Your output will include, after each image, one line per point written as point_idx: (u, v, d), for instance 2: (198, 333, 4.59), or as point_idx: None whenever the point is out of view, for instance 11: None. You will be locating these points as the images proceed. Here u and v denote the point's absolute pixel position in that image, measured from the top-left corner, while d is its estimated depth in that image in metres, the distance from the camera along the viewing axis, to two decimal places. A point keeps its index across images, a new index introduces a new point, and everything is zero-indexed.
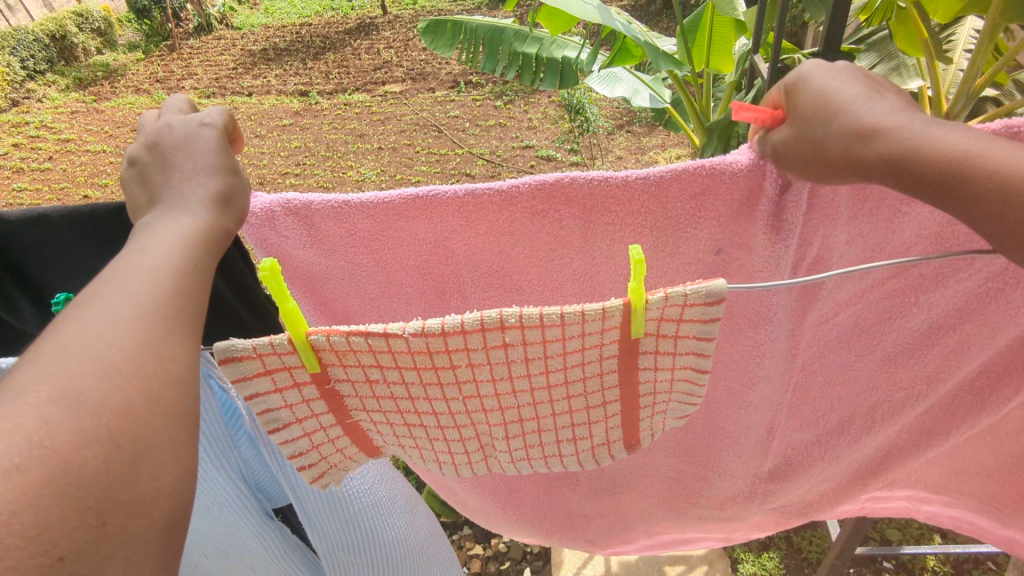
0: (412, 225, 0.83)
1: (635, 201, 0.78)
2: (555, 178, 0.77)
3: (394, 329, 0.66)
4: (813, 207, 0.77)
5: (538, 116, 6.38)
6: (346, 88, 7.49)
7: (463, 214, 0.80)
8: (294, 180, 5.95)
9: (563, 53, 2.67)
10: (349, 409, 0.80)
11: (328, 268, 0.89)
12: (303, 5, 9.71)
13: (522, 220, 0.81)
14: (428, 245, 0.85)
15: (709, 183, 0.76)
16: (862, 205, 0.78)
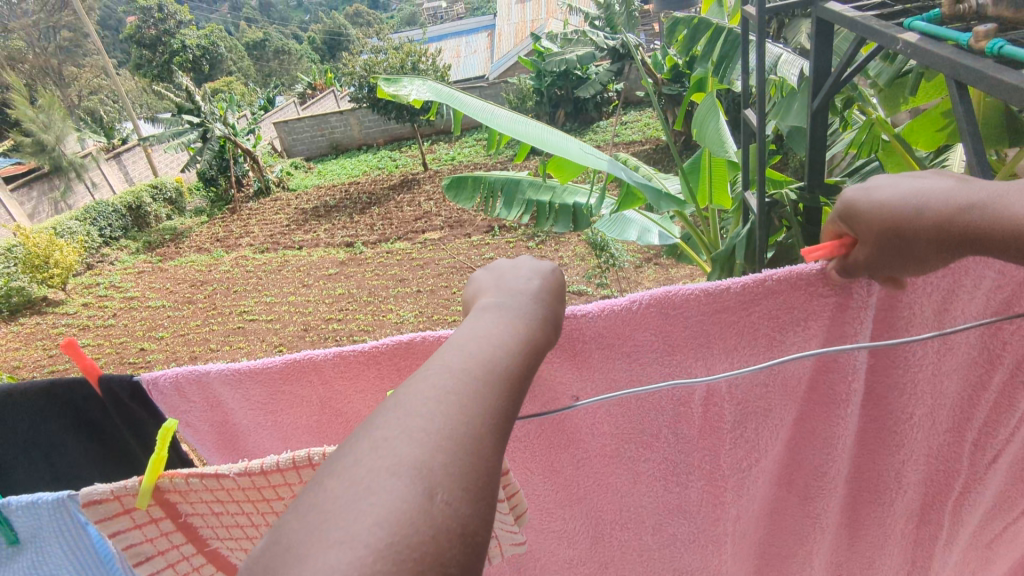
0: (297, 388, 0.88)
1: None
2: (408, 337, 0.82)
3: (221, 470, 0.69)
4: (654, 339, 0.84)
5: (568, 254, 6.61)
6: (389, 237, 7.98)
7: (339, 372, 0.86)
8: (337, 325, 6.21)
9: (575, 199, 2.87)
10: (204, 538, 0.77)
11: (246, 425, 0.94)
12: (352, 166, 10.69)
13: (395, 378, 0.85)
14: (318, 404, 0.91)
15: None
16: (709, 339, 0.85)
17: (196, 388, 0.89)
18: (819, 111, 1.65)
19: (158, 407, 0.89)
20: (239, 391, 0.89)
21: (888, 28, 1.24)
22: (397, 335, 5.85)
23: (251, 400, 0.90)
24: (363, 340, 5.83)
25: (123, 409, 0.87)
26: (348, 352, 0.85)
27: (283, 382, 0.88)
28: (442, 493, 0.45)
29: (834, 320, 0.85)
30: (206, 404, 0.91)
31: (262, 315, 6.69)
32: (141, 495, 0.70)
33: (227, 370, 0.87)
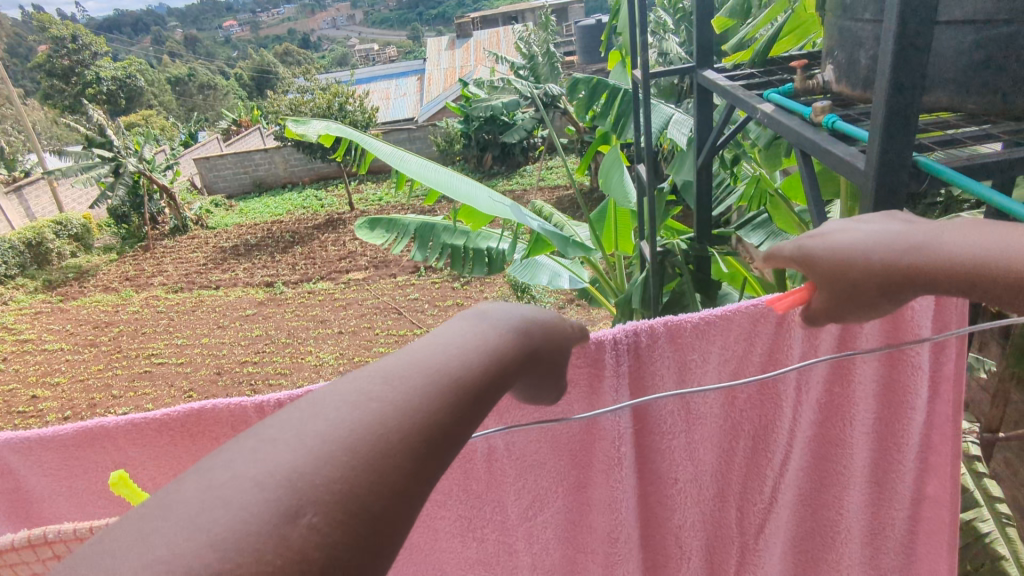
0: (144, 447, 0.90)
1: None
2: (252, 401, 0.86)
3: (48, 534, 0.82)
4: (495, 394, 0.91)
5: (493, 295, 6.68)
6: (312, 277, 7.83)
7: (185, 432, 0.89)
8: (252, 368, 5.98)
9: (488, 244, 2.91)
10: None
11: (92, 482, 0.94)
12: (276, 204, 10.46)
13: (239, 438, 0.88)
14: (165, 463, 0.91)
15: None
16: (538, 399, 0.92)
17: (46, 446, 0.91)
18: (704, 168, 1.78)
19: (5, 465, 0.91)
20: (87, 450, 0.91)
21: (751, 96, 1.36)
22: (316, 378, 5.69)
23: (99, 457, 0.92)
24: (279, 384, 5.64)
25: None
26: (197, 410, 0.89)
27: (130, 442, 0.90)
28: (310, 515, 0.45)
29: (588, 387, 0.93)
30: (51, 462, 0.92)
31: (172, 358, 6.35)
32: (56, 546, 0.82)
33: (76, 431, 0.90)
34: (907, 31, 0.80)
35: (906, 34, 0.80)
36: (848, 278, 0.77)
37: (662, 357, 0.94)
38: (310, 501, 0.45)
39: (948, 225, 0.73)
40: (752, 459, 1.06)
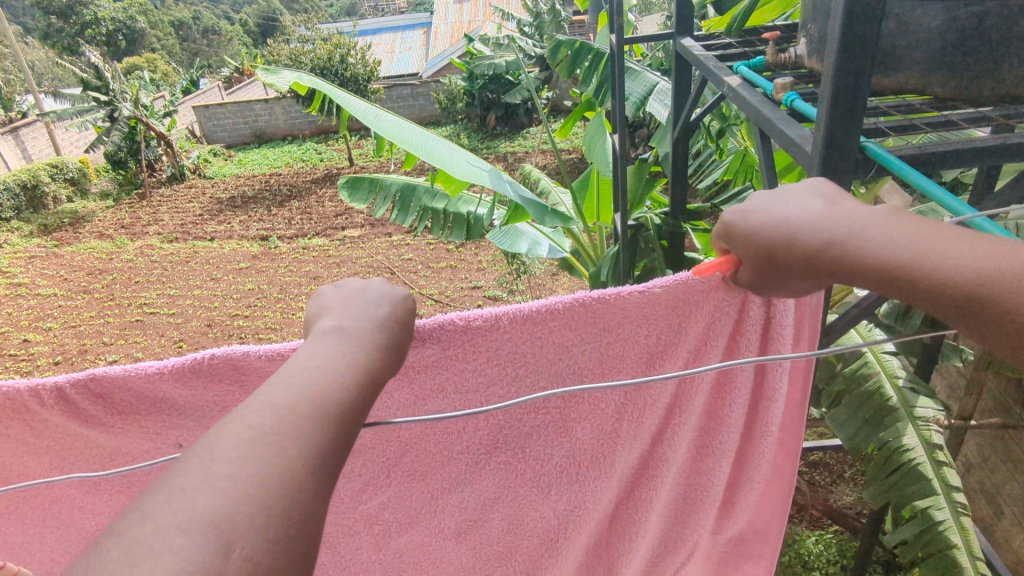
0: (40, 412, 0.84)
1: (205, 378, 0.81)
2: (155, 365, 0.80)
3: None
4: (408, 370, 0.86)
5: (487, 258, 6.63)
6: (307, 233, 7.76)
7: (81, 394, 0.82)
8: (242, 322, 5.96)
9: (468, 208, 2.86)
10: None
11: None
12: (275, 157, 10.33)
13: (143, 399, 0.83)
14: (65, 428, 0.86)
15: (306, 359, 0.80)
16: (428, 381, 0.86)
17: None
18: (679, 141, 1.71)
19: None
20: None
21: (720, 68, 1.29)
22: (305, 335, 5.67)
23: None
24: (268, 339, 5.62)
25: None
26: (32, 386, 0.82)
27: (25, 406, 0.84)
28: (242, 548, 0.45)
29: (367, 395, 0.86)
30: None
31: (164, 308, 6.34)
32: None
33: None
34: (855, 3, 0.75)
35: (855, 6, 0.75)
36: (776, 251, 0.72)
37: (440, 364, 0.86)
38: (251, 550, 0.46)
39: (883, 217, 0.68)
40: (571, 464, 1.00)
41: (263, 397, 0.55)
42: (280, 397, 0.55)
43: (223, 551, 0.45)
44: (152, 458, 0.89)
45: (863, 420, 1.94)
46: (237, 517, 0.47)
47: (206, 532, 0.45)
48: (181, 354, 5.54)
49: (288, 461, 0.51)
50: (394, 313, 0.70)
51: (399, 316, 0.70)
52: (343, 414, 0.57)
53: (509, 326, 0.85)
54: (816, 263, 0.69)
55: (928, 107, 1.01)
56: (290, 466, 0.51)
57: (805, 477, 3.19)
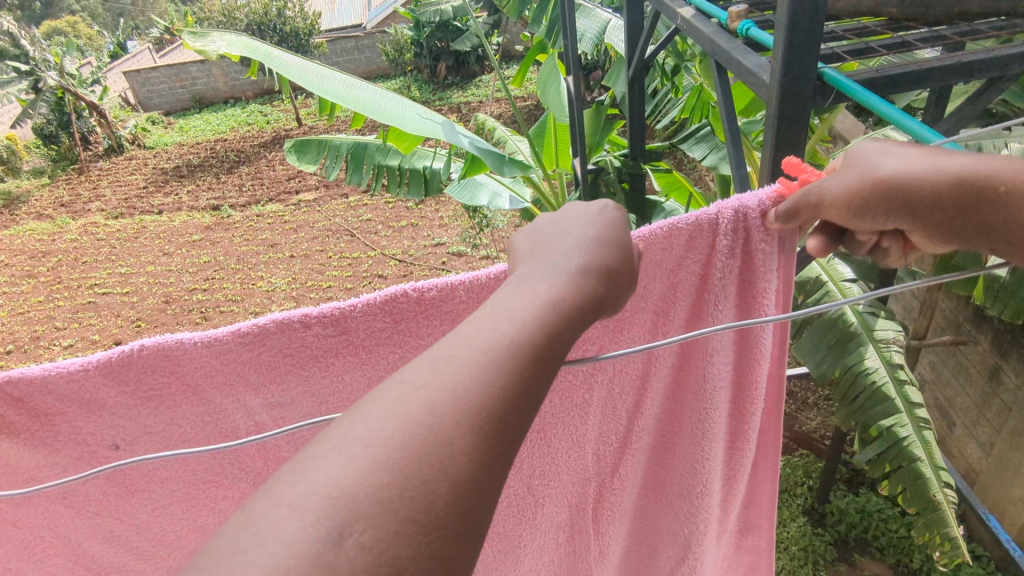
0: None
1: (140, 370, 0.74)
2: (84, 363, 0.73)
3: None
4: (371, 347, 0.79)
5: (448, 214, 6.53)
6: (260, 199, 7.49)
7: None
8: (201, 296, 5.79)
9: (424, 163, 2.79)
10: None
11: None
12: (218, 121, 9.87)
13: (75, 398, 0.75)
14: None
15: (256, 336, 0.74)
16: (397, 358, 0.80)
17: None
18: (635, 79, 1.66)
19: None
20: None
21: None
22: (269, 304, 5.54)
23: None
24: (231, 311, 5.48)
25: None
26: None
27: None
28: (355, 533, 0.42)
29: (321, 374, 0.80)
30: None
31: (117, 288, 6.10)
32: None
33: None
34: None
35: None
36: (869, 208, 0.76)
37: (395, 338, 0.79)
38: (371, 531, 0.42)
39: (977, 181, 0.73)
40: (538, 438, 0.97)
41: (454, 361, 0.53)
42: (475, 361, 0.52)
43: (334, 537, 0.41)
44: (92, 462, 0.81)
45: (829, 346, 1.93)
46: (360, 490, 0.43)
47: (321, 510, 0.42)
48: (141, 334, 5.37)
49: (457, 443, 0.48)
50: (602, 241, 0.68)
51: (607, 234, 0.69)
52: (537, 378, 0.55)
53: (466, 297, 0.77)
54: (906, 193, 0.73)
55: (885, 28, 0.98)
56: (470, 446, 0.48)
57: None
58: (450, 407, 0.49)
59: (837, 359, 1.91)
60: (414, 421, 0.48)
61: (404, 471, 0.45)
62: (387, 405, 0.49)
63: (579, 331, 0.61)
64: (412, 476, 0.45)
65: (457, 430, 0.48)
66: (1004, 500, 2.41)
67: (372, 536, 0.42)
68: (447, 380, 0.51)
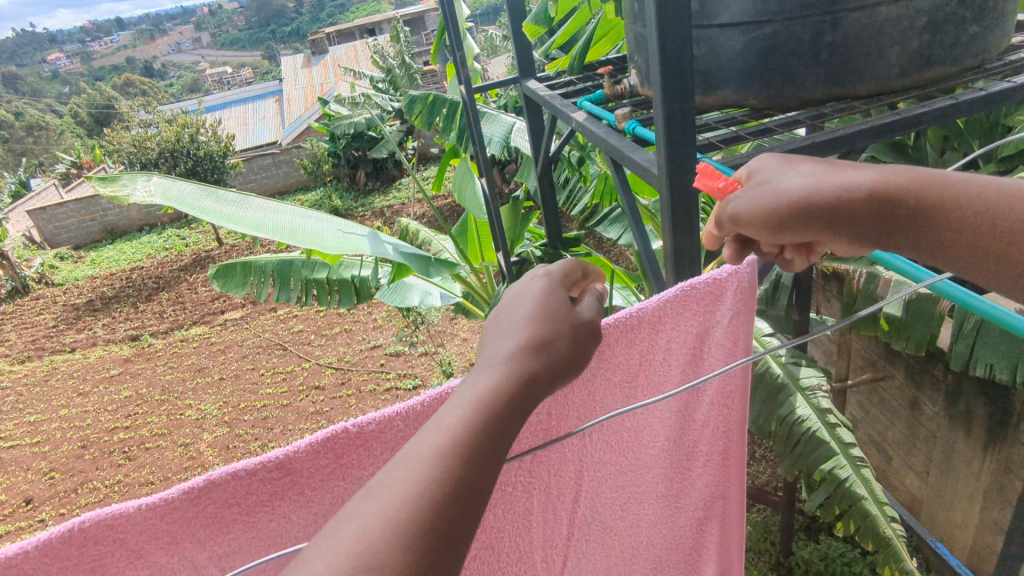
0: None
1: (64, 553, 0.63)
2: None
3: None
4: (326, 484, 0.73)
5: (382, 315, 6.51)
6: (183, 323, 7.24)
7: None
8: (123, 434, 5.40)
9: (353, 272, 2.81)
10: None
11: None
12: (132, 250, 9.60)
13: None
14: None
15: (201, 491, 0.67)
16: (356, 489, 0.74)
17: None
18: (544, 175, 1.79)
19: None
20: None
21: (566, 105, 1.37)
22: (199, 433, 5.23)
23: None
24: (158, 446, 5.13)
25: None
26: None
27: None
28: None
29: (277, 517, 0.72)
30: None
31: (27, 439, 5.61)
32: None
33: None
34: (665, 35, 0.84)
35: (667, 40, 0.84)
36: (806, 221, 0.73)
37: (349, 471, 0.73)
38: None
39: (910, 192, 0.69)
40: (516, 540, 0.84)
41: (395, 472, 0.52)
42: (419, 464, 0.52)
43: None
44: None
45: (764, 400, 2.06)
46: None
47: None
48: (56, 486, 4.91)
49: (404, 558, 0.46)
50: (541, 321, 0.66)
51: (543, 308, 0.67)
52: (485, 466, 0.54)
53: (405, 426, 0.73)
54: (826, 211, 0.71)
55: (748, 119, 1.13)
56: (413, 564, 0.46)
57: None
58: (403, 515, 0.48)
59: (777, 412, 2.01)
60: (369, 535, 0.47)
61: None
62: (341, 526, 0.48)
63: (520, 415, 0.59)
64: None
65: (409, 532, 0.47)
66: (951, 524, 2.50)
67: None
68: (395, 489, 0.50)
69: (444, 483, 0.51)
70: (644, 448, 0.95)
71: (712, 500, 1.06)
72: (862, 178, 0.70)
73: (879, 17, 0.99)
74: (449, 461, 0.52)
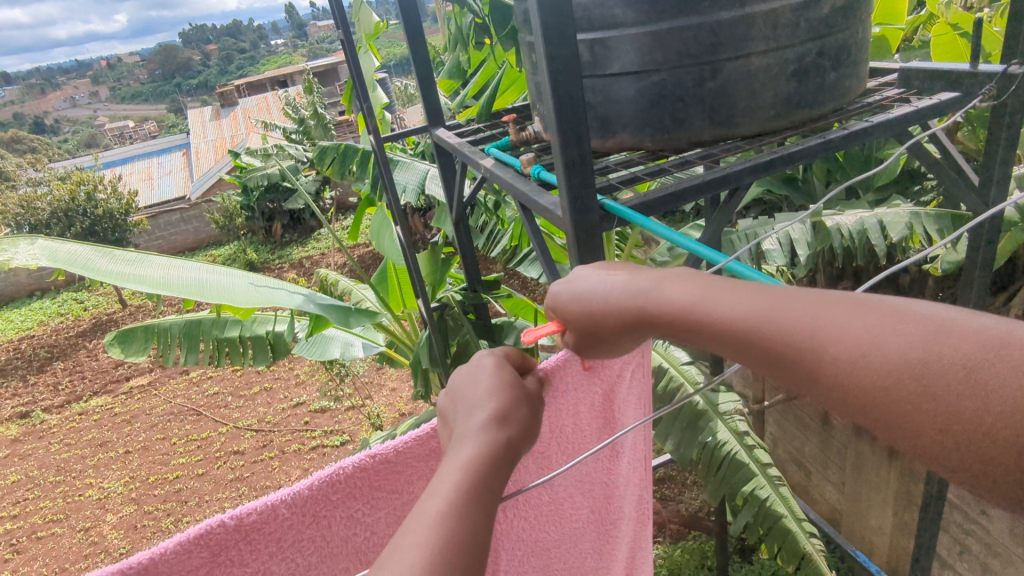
0: None
1: None
2: None
3: None
4: (259, 549, 0.78)
5: (304, 370, 6.27)
6: (81, 395, 6.68)
7: None
8: (10, 525, 4.85)
9: (268, 327, 2.70)
10: None
11: None
12: (21, 318, 8.82)
13: None
14: None
15: (155, 557, 0.71)
16: (288, 550, 0.80)
17: None
18: (459, 220, 1.80)
19: None
20: None
21: (474, 152, 1.41)
22: (101, 515, 4.77)
23: None
24: (53, 533, 4.64)
25: None
26: None
27: None
28: None
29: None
30: None
31: None
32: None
33: None
34: (558, 86, 0.88)
35: (559, 87, 0.88)
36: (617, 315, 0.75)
37: (277, 544, 0.79)
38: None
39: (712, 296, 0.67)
40: None
41: (394, 551, 0.55)
42: (421, 538, 0.54)
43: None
44: None
45: (683, 428, 2.11)
46: None
47: None
48: None
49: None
50: (503, 399, 0.72)
51: (499, 383, 0.74)
52: (484, 523, 0.58)
53: (289, 514, 0.79)
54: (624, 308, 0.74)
55: (646, 160, 1.19)
56: None
57: (657, 494, 3.41)
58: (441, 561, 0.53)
59: (692, 439, 2.07)
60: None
61: None
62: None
63: (501, 485, 0.64)
64: None
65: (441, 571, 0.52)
66: (868, 532, 2.64)
67: None
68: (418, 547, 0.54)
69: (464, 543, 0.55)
70: (561, 514, 1.02)
71: (634, 556, 1.12)
72: (654, 288, 0.71)
73: (751, 67, 1.08)
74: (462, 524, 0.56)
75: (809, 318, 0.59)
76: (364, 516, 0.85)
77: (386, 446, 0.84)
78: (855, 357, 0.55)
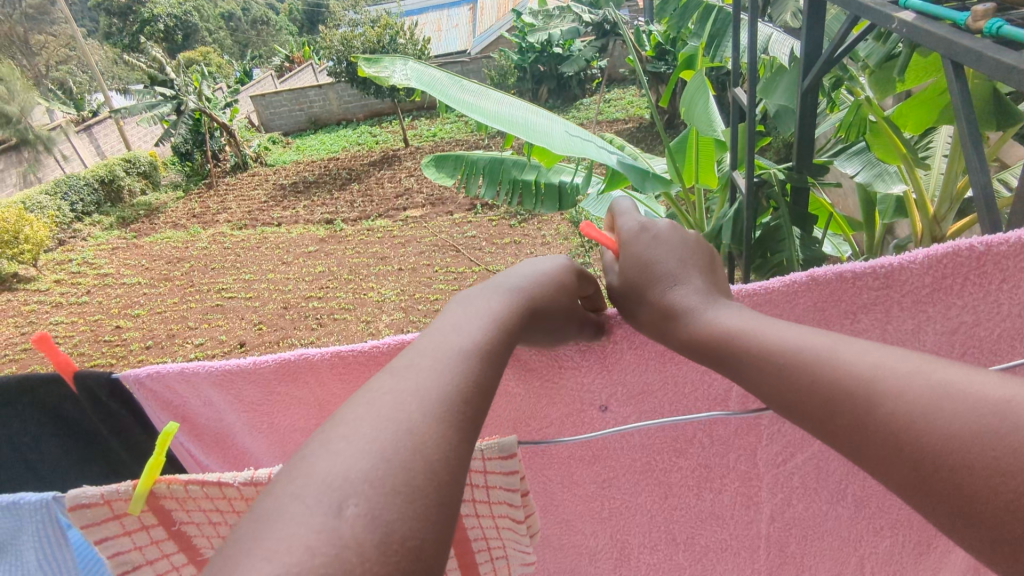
0: (298, 389, 0.84)
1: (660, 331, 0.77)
2: (413, 338, 0.77)
3: None
4: (900, 289, 0.75)
5: (551, 233, 6.54)
6: (370, 215, 7.87)
7: (336, 375, 0.81)
8: (316, 303, 6.03)
9: (560, 178, 2.85)
10: (197, 542, 0.72)
11: (234, 424, 0.88)
12: (332, 142, 10.49)
13: None
14: (316, 406, 0.85)
15: (836, 283, 0.74)
16: (930, 296, 0.75)
17: (184, 383, 0.83)
18: (810, 88, 1.64)
19: (141, 393, 0.83)
20: (232, 391, 0.84)
21: (885, 6, 1.21)
22: (380, 314, 5.73)
23: (243, 401, 0.85)
24: (344, 319, 5.69)
25: (105, 408, 0.84)
26: (295, 358, 0.80)
27: (280, 382, 0.83)
28: (354, 504, 0.41)
29: (853, 314, 0.77)
30: (210, 397, 0.85)
31: (241, 293, 6.40)
32: (133, 501, 0.66)
33: (218, 370, 0.81)
34: None
35: None
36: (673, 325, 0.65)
37: (928, 294, 0.75)
38: (369, 508, 0.41)
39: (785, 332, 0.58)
40: None
41: (391, 381, 0.52)
42: (401, 390, 0.50)
43: (332, 510, 0.41)
44: (575, 417, 0.85)
45: None
46: (371, 470, 0.43)
47: (335, 486, 0.42)
48: (263, 336, 5.56)
49: (467, 410, 0.51)
50: (563, 276, 0.70)
51: (557, 282, 0.69)
52: (480, 406, 0.53)
53: (944, 267, 0.72)
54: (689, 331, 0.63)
55: None
56: (419, 449, 0.46)
57: None
58: (409, 412, 0.48)
59: None
60: (377, 440, 0.45)
61: (387, 455, 0.45)
62: (368, 421, 0.47)
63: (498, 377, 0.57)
64: (404, 454, 0.45)
65: (415, 422, 0.48)
66: None
67: (402, 517, 0.42)
68: (407, 397, 0.50)
69: (449, 412, 0.50)
70: None
71: None
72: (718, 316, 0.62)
73: None
74: (453, 390, 0.52)
75: (869, 369, 0.51)
76: (999, 300, 0.76)
77: (1009, 236, 0.70)
78: (893, 398, 0.49)
